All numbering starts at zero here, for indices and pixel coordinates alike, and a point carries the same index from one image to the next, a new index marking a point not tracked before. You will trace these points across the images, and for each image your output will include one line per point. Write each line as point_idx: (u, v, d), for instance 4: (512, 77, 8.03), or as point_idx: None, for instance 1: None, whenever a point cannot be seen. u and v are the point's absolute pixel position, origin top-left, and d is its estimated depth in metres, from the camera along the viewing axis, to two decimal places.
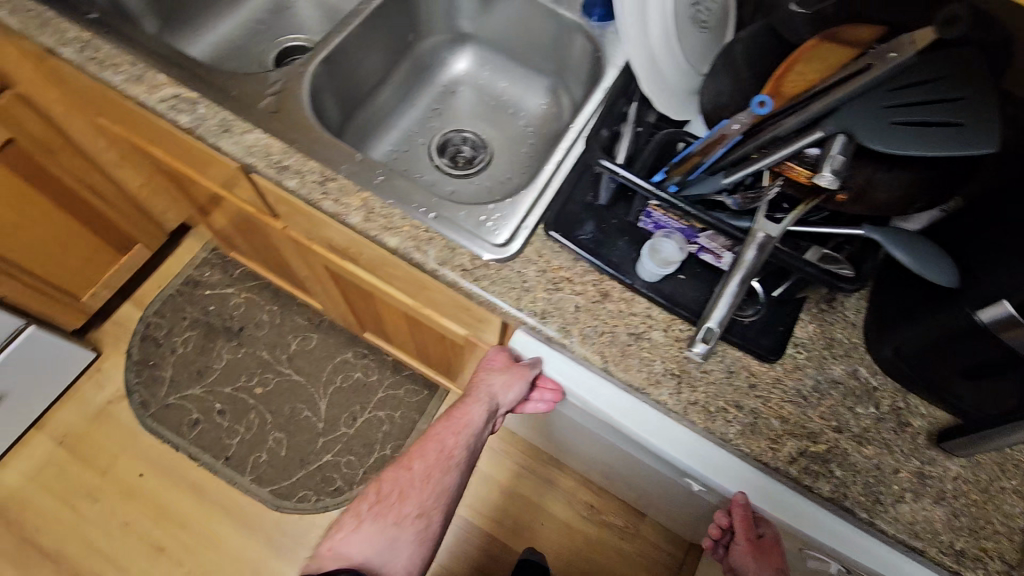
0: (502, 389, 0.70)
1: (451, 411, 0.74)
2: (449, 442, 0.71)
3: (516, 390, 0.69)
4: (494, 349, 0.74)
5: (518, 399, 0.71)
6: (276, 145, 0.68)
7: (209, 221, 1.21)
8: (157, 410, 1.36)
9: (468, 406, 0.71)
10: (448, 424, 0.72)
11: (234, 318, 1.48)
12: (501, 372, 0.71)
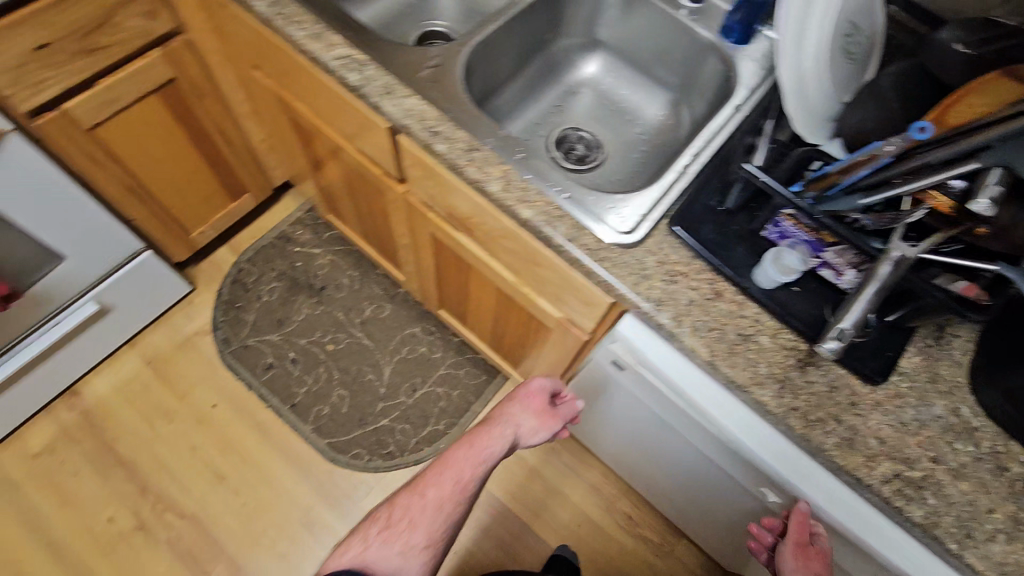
0: (538, 428, 0.82)
1: (472, 439, 0.78)
2: (474, 469, 0.76)
3: (544, 430, 0.82)
4: (526, 386, 0.85)
5: (542, 437, 0.83)
6: (431, 112, 0.74)
7: (320, 181, 1.31)
8: (237, 349, 1.46)
9: (502, 436, 0.79)
10: (468, 452, 0.77)
11: (318, 277, 1.56)
12: (534, 412, 0.83)
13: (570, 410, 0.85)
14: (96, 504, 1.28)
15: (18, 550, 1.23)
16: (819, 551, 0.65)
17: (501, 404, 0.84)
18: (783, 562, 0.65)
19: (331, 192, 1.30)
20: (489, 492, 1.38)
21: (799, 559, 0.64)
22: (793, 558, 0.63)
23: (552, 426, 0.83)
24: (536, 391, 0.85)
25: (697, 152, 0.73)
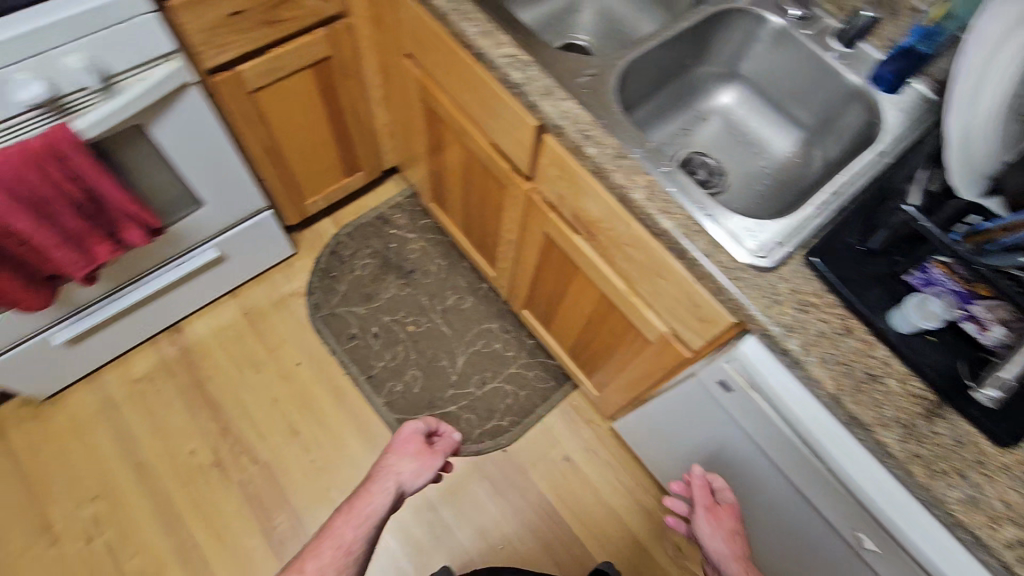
0: (416, 469, 0.81)
1: (352, 503, 0.76)
2: (363, 520, 0.74)
3: (422, 468, 0.83)
4: (402, 432, 0.87)
5: (425, 478, 0.83)
6: (585, 116, 0.78)
7: (435, 170, 1.38)
8: (325, 315, 1.54)
9: (383, 487, 0.78)
10: (347, 517, 0.74)
11: (408, 261, 1.63)
12: (415, 450, 0.84)
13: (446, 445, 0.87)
14: (181, 436, 1.37)
15: (109, 465, 1.33)
16: (724, 509, 0.86)
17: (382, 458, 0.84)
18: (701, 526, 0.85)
19: (442, 182, 1.37)
20: (542, 496, 1.39)
21: (711, 517, 0.85)
22: (707, 519, 0.85)
23: (433, 463, 0.84)
24: (409, 435, 0.86)
25: (840, 192, 0.74)
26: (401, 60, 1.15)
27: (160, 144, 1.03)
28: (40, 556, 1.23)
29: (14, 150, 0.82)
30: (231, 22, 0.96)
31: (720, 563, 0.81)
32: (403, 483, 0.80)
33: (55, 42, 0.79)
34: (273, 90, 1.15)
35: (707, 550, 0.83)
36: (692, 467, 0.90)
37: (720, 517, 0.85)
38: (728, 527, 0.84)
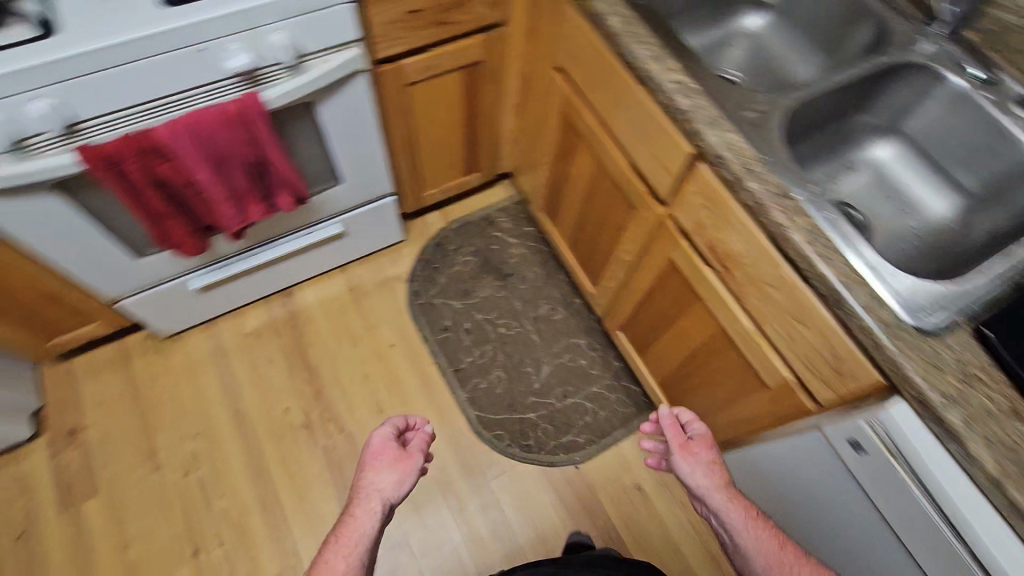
0: (397, 479, 0.84)
1: (340, 532, 0.78)
2: (352, 549, 0.76)
3: (403, 469, 0.85)
4: (376, 442, 0.88)
5: (407, 483, 0.85)
6: (749, 151, 0.78)
7: (553, 182, 1.41)
8: (423, 303, 1.60)
9: (366, 507, 0.80)
10: (338, 547, 0.77)
11: (507, 264, 1.67)
12: (392, 454, 0.86)
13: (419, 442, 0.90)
14: (278, 393, 1.46)
15: (212, 408, 1.43)
16: (697, 444, 0.87)
17: (358, 475, 0.86)
18: (678, 464, 0.86)
19: (559, 195, 1.40)
20: (608, 520, 1.37)
21: (686, 453, 0.85)
22: (683, 456, 0.85)
23: (415, 462, 0.87)
24: (381, 446, 0.88)
25: (1020, 266, 0.70)
26: (550, 72, 1.18)
27: (323, 123, 1.11)
28: (143, 479, 1.34)
29: (214, 111, 0.92)
30: (407, 19, 1.03)
31: (704, 497, 0.82)
32: (387, 498, 0.82)
33: (268, 20, 0.88)
34: (425, 86, 1.21)
35: (688, 485, 0.83)
36: (662, 409, 0.91)
37: (694, 452, 0.86)
38: (705, 460, 0.85)
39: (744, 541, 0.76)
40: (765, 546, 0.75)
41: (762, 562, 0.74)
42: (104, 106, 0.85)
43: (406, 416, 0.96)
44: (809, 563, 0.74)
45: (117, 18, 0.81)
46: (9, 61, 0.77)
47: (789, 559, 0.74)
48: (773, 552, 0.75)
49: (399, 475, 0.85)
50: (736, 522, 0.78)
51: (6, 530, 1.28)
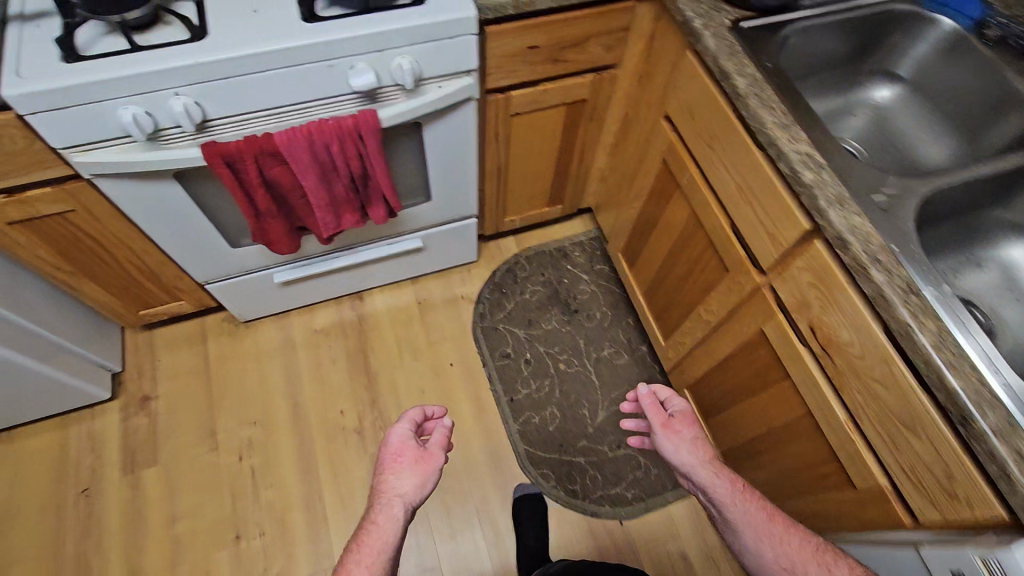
0: (419, 479, 0.86)
1: (361, 539, 0.80)
2: (374, 558, 0.78)
3: (424, 464, 0.88)
4: (395, 439, 0.92)
5: (429, 484, 0.88)
6: (877, 238, 0.73)
7: (638, 226, 1.37)
8: (487, 327, 1.59)
9: (387, 513, 0.82)
10: (361, 553, 0.79)
11: (576, 299, 1.64)
12: (416, 456, 0.89)
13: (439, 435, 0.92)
14: (336, 394, 1.48)
15: (273, 398, 1.47)
16: (678, 420, 0.90)
17: (381, 476, 0.89)
18: (663, 444, 0.89)
19: (643, 240, 1.37)
20: None
21: (670, 431, 0.88)
22: (667, 436, 0.88)
23: (435, 459, 0.90)
24: (402, 444, 0.91)
25: None
26: (657, 117, 1.16)
27: (427, 144, 1.13)
28: (199, 458, 1.39)
29: (332, 123, 0.95)
30: (524, 54, 1.04)
31: (692, 474, 0.85)
32: (409, 501, 0.85)
33: (396, 44, 0.90)
34: (527, 117, 1.21)
35: (675, 463, 0.87)
36: (640, 390, 0.92)
37: (677, 429, 0.90)
38: (688, 437, 0.88)
39: (733, 516, 0.80)
40: (753, 518, 0.79)
41: (753, 536, 0.79)
42: (234, 108, 0.90)
43: (424, 407, 0.99)
44: (795, 531, 0.79)
45: (261, 29, 0.86)
46: (162, 58, 0.82)
47: (778, 528, 0.79)
48: (762, 524, 0.79)
49: (420, 475, 0.88)
50: (722, 496, 0.82)
51: (72, 484, 1.35)
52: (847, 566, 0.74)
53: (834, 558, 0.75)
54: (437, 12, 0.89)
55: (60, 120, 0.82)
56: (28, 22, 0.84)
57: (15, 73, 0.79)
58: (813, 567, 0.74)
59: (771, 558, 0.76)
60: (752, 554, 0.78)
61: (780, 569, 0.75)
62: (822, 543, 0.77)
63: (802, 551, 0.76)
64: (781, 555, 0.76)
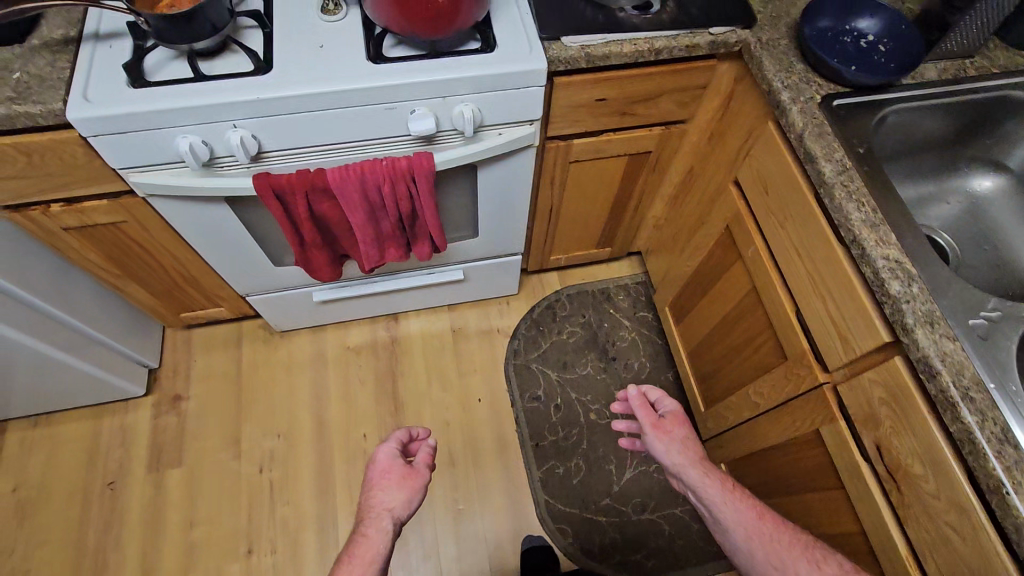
0: (408, 495, 0.89)
1: (353, 554, 0.81)
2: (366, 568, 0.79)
3: (411, 481, 0.91)
4: (381, 455, 0.94)
5: (416, 501, 0.90)
6: (970, 371, 0.64)
7: (689, 285, 1.30)
8: (520, 365, 1.55)
9: (380, 526, 0.84)
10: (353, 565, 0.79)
11: (614, 346, 1.58)
12: (404, 475, 0.91)
13: (425, 453, 0.95)
14: (362, 417, 1.47)
15: (299, 413, 1.47)
16: (669, 421, 0.92)
17: (369, 493, 0.90)
18: (653, 444, 0.90)
19: (693, 300, 1.29)
20: None
21: (660, 432, 0.90)
22: (657, 436, 0.89)
23: (422, 477, 0.93)
24: (389, 462, 0.93)
25: None
26: (726, 180, 1.09)
27: (479, 186, 1.09)
28: (222, 465, 1.40)
29: (387, 164, 0.92)
30: (591, 105, 0.99)
31: (682, 473, 0.87)
32: (398, 516, 0.87)
33: (460, 91, 0.87)
34: (587, 165, 1.16)
35: (665, 463, 0.88)
36: (630, 390, 0.94)
37: (667, 429, 0.91)
38: (678, 436, 0.89)
39: (722, 514, 0.82)
40: (744, 517, 0.80)
41: (742, 533, 0.79)
42: (291, 143, 0.88)
43: (410, 428, 1.02)
44: (785, 528, 0.79)
45: (326, 68, 0.84)
46: (225, 91, 0.81)
47: (768, 527, 0.79)
48: (752, 523, 0.80)
49: (407, 492, 0.91)
50: (713, 496, 0.83)
51: (100, 476, 1.38)
52: (837, 564, 0.74)
53: (825, 556, 0.75)
54: (506, 62, 0.85)
55: (120, 143, 0.82)
56: (101, 41, 0.84)
57: (82, 95, 0.79)
58: (804, 565, 0.74)
59: (761, 556, 0.77)
60: (744, 555, 0.78)
61: (770, 566, 0.75)
62: (814, 543, 0.77)
63: (792, 548, 0.76)
64: (771, 552, 0.76)
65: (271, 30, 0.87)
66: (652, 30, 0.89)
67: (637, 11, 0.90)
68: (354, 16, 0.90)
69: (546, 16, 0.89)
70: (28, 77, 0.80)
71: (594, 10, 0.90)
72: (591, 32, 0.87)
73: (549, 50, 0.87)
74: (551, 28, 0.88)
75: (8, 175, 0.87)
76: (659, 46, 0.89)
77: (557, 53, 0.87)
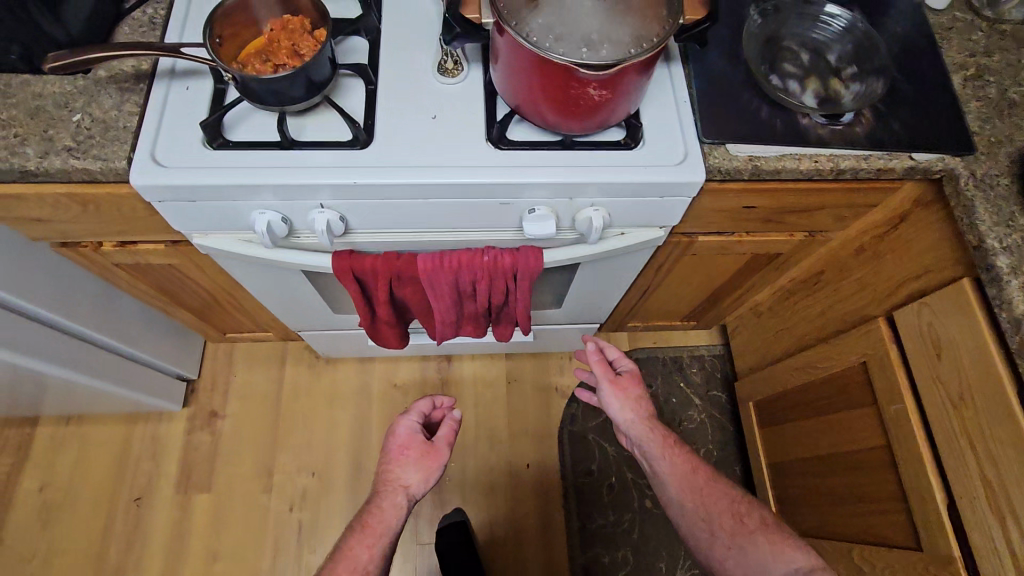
0: (424, 474, 0.96)
1: (366, 524, 0.89)
2: (378, 540, 0.87)
3: (430, 459, 0.98)
4: (405, 427, 1.01)
5: (433, 477, 0.98)
6: None
7: (789, 396, 1.16)
8: (575, 433, 1.43)
9: (395, 501, 0.91)
10: (366, 537, 0.87)
11: (680, 426, 1.45)
12: (427, 456, 0.98)
13: (446, 431, 1.01)
14: None
15: (336, 451, 1.38)
16: (625, 379, 1.00)
17: (389, 467, 0.97)
18: (607, 398, 0.99)
19: (790, 415, 1.15)
20: None
21: (616, 389, 0.98)
22: (613, 391, 0.98)
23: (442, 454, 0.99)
24: (409, 437, 1.00)
25: None
26: (873, 311, 0.92)
27: (579, 274, 0.94)
28: (252, 497, 1.32)
29: (488, 261, 0.78)
30: (736, 211, 0.82)
31: (630, 427, 0.97)
32: (413, 492, 0.94)
33: (593, 195, 0.71)
34: (703, 258, 1.00)
35: (615, 418, 0.98)
36: (589, 349, 1.01)
37: (623, 387, 1.00)
38: (633, 395, 0.98)
39: (661, 469, 0.92)
40: (678, 471, 0.91)
41: (676, 486, 0.91)
42: (381, 224, 0.74)
43: (433, 398, 1.06)
44: (714, 485, 0.90)
45: (437, 150, 0.69)
46: (315, 168, 0.67)
47: (700, 483, 0.90)
48: (686, 477, 0.91)
49: (425, 468, 0.97)
50: (653, 451, 0.94)
51: (127, 488, 1.32)
52: (758, 518, 0.86)
53: (747, 510, 0.87)
54: (653, 168, 0.69)
55: (186, 209, 0.70)
56: (176, 80, 0.70)
57: (150, 154, 0.66)
58: (727, 517, 0.86)
59: (690, 507, 0.88)
60: (676, 504, 0.90)
61: (698, 517, 0.86)
62: (739, 497, 0.89)
63: (719, 503, 0.87)
64: (700, 505, 0.88)
65: (375, 87, 0.72)
66: (840, 146, 0.71)
67: (826, 119, 0.72)
68: (475, 77, 0.74)
69: (711, 111, 0.72)
70: (90, 121, 0.67)
71: (771, 110, 0.72)
72: (765, 143, 0.71)
73: (708, 157, 0.70)
74: (716, 130, 0.71)
75: (58, 219, 0.75)
76: (844, 167, 0.71)
77: (719, 163, 0.70)
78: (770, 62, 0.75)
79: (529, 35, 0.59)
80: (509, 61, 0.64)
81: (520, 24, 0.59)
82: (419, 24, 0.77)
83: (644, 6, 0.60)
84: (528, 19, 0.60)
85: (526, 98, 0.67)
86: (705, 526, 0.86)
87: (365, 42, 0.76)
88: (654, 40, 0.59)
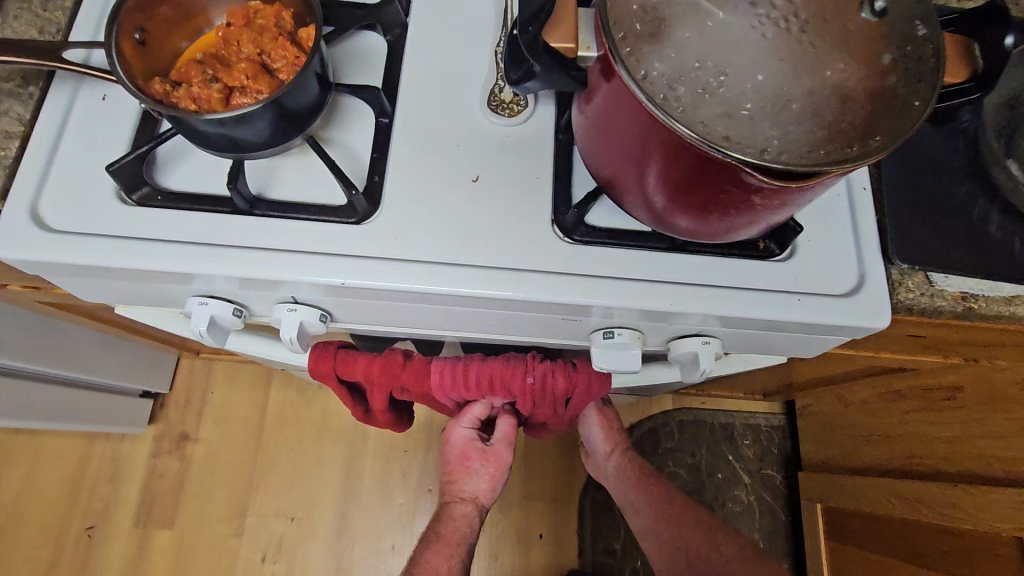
0: (491, 484, 0.80)
1: (438, 533, 0.80)
2: (453, 557, 0.78)
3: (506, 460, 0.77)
4: (457, 430, 0.76)
5: (500, 481, 0.81)
6: None
7: (880, 521, 0.92)
8: (599, 503, 1.21)
9: (465, 513, 0.80)
10: (441, 548, 0.78)
11: (724, 508, 1.22)
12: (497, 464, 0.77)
13: (506, 429, 0.74)
14: (393, 522, 1.17)
15: (321, 495, 1.18)
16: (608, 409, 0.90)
17: (450, 475, 0.81)
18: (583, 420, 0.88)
19: (878, 545, 0.92)
20: None
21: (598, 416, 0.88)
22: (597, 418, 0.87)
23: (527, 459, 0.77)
24: (465, 449, 0.77)
25: None
26: None
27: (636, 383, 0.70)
28: (221, 540, 1.15)
29: (532, 383, 0.54)
30: (896, 338, 0.56)
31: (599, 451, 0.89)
32: (482, 502, 0.81)
33: (703, 323, 0.47)
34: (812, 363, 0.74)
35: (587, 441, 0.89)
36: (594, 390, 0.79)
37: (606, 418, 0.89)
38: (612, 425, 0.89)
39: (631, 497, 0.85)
40: (651, 499, 0.84)
41: (648, 516, 0.83)
42: (382, 320, 0.51)
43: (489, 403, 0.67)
44: (689, 510, 0.83)
45: (476, 239, 0.45)
46: (286, 254, 0.43)
47: (675, 509, 0.82)
48: (659, 504, 0.83)
49: (490, 477, 0.80)
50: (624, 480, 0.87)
51: (80, 515, 1.15)
52: (738, 548, 0.78)
53: (726, 538, 0.79)
54: (806, 299, 0.45)
55: (95, 285, 0.47)
56: (89, 82, 0.46)
57: (31, 207, 0.43)
58: (704, 546, 0.78)
59: (665, 537, 0.81)
60: (652, 537, 0.82)
61: (675, 550, 0.79)
62: (717, 524, 0.81)
63: (695, 531, 0.80)
64: (675, 537, 0.80)
65: (390, 120, 0.47)
66: None
67: None
68: (543, 123, 0.49)
69: (904, 215, 0.46)
70: None
71: (1005, 222, 0.46)
72: (990, 276, 0.44)
73: (895, 290, 0.45)
74: (911, 246, 0.45)
75: None
76: None
77: (911, 300, 0.45)
78: (1007, 137, 0.47)
79: (665, 99, 0.32)
80: (614, 120, 0.38)
81: (651, 75, 0.33)
82: (466, 25, 0.52)
83: (877, 60, 0.33)
84: (665, 65, 0.33)
85: (628, 176, 0.41)
86: (680, 556, 0.79)
87: (383, 44, 0.51)
88: (889, 130, 0.32)
